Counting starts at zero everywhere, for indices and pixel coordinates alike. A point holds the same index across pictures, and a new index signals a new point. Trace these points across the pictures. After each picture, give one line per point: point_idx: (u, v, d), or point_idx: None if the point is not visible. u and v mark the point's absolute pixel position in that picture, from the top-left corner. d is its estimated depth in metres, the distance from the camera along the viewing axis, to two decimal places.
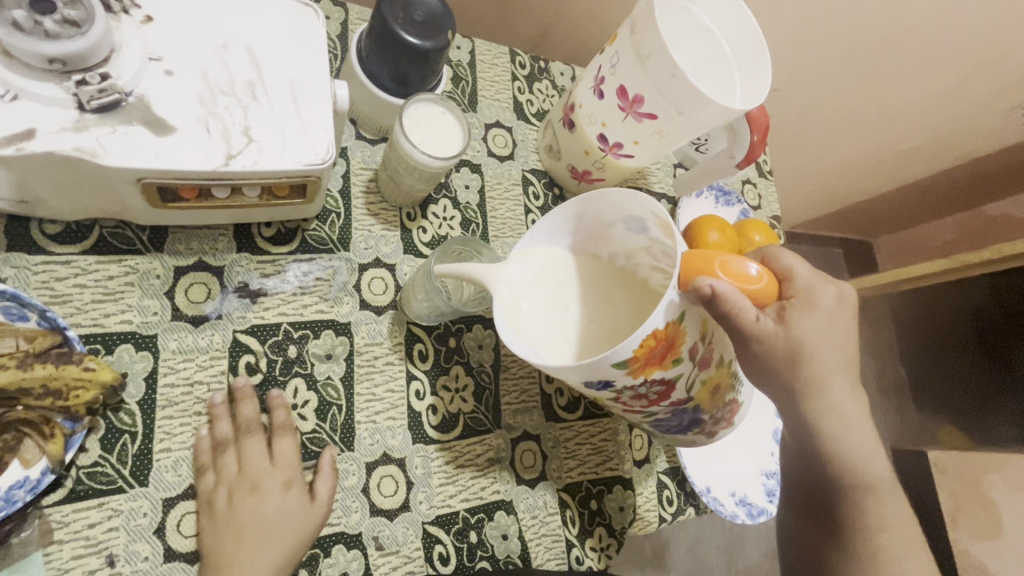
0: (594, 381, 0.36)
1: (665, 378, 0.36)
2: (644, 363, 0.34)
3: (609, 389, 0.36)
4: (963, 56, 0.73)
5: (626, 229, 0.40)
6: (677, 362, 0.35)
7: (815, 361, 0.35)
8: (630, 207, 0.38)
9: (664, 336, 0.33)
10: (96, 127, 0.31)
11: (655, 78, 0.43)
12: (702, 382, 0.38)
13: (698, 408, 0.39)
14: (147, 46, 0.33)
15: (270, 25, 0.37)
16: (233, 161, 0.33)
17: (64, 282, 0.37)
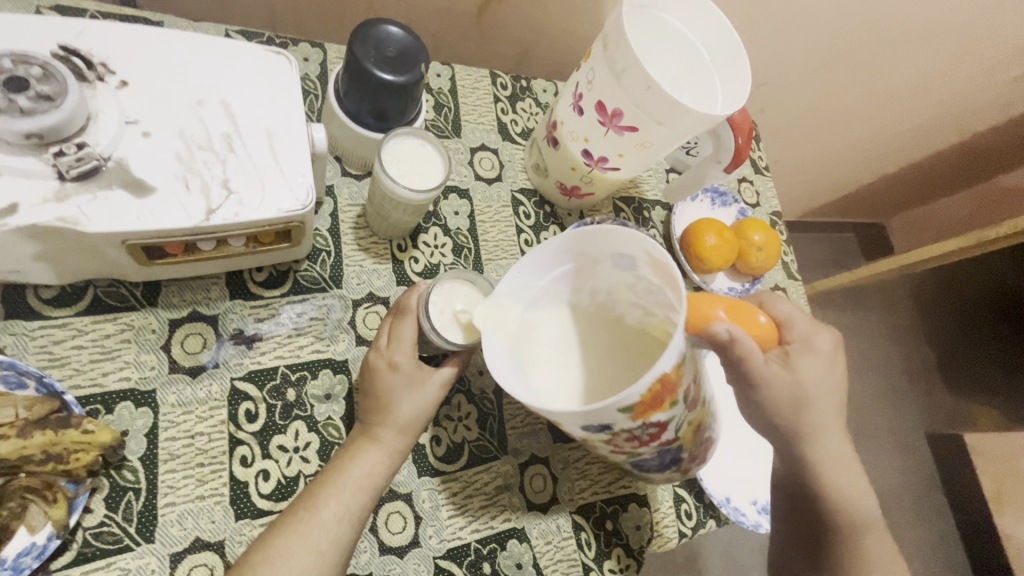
0: (591, 424, 0.35)
1: (662, 419, 0.35)
2: (648, 406, 0.33)
3: (608, 433, 0.35)
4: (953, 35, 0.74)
5: (614, 265, 0.40)
6: (674, 405, 0.35)
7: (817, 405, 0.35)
8: (621, 247, 0.38)
9: (668, 380, 0.33)
10: (77, 195, 0.31)
11: (630, 91, 0.43)
12: (689, 423, 0.37)
13: (682, 448, 0.39)
14: (123, 110, 0.34)
15: (243, 75, 0.38)
16: (214, 215, 0.34)
17: (61, 345, 0.38)
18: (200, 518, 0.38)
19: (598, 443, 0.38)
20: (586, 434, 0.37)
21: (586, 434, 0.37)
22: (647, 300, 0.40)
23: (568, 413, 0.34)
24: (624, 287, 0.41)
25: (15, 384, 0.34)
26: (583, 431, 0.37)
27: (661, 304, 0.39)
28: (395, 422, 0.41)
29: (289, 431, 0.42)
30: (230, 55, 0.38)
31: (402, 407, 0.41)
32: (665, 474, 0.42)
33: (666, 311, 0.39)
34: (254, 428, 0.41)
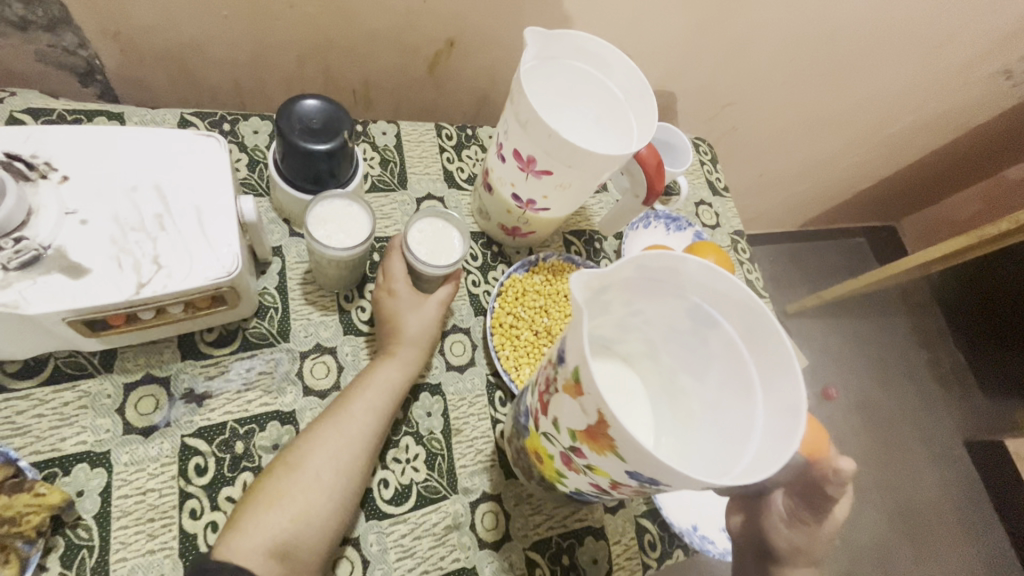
0: (642, 476, 0.33)
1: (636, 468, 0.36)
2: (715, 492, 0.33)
3: (628, 479, 0.35)
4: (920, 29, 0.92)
5: (687, 309, 0.41)
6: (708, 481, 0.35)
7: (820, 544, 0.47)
8: (721, 313, 0.40)
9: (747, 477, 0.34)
10: (19, 281, 0.35)
11: (537, 140, 0.46)
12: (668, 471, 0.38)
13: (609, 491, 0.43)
14: (64, 202, 0.38)
15: (177, 160, 0.42)
16: (144, 289, 0.37)
17: (24, 414, 0.42)
18: (150, 572, 0.40)
19: (595, 476, 0.38)
20: (602, 469, 0.36)
21: (600, 465, 0.36)
22: (666, 345, 0.45)
23: (653, 466, 0.31)
24: (664, 326, 0.43)
25: None
26: (609, 468, 0.35)
27: (686, 360, 0.44)
28: (406, 338, 0.50)
29: (236, 482, 0.44)
30: (163, 140, 0.42)
31: (410, 324, 0.51)
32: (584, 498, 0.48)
33: (695, 373, 0.44)
34: (204, 481, 0.44)
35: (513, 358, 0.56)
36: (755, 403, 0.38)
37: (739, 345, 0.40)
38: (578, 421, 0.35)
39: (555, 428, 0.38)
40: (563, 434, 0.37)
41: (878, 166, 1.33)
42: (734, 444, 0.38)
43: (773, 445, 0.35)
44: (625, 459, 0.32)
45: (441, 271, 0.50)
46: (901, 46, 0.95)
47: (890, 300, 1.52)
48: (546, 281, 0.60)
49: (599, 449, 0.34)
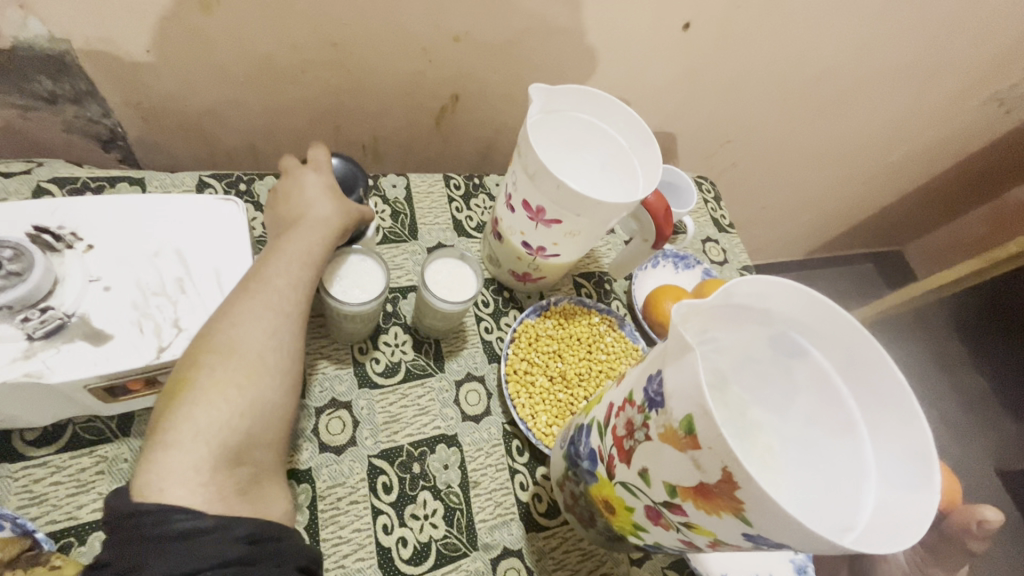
0: (764, 539, 0.30)
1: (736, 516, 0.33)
2: None
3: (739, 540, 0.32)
4: (908, 59, 0.94)
5: (770, 337, 0.39)
6: None
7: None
8: (813, 343, 0.38)
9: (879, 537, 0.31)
10: (43, 351, 0.35)
11: (546, 191, 0.47)
12: None
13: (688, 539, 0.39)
14: (88, 270, 0.39)
15: (197, 225, 0.43)
16: (165, 353, 0.38)
17: (41, 482, 0.41)
18: None
19: (692, 534, 0.34)
20: (704, 527, 0.33)
21: (703, 524, 0.33)
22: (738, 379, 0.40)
23: (787, 530, 0.28)
24: (736, 355, 0.40)
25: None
26: (718, 529, 0.32)
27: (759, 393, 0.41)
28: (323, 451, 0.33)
29: None
30: (184, 205, 0.43)
31: None
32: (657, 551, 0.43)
33: (769, 406, 0.40)
34: None
35: (529, 405, 0.55)
36: (861, 444, 0.36)
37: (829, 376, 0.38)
38: (684, 477, 0.31)
39: (645, 479, 0.35)
40: (656, 486, 0.34)
41: (877, 195, 1.35)
42: (835, 488, 0.36)
43: (893, 490, 0.34)
44: (750, 522, 0.29)
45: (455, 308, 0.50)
46: (891, 79, 0.98)
47: (903, 327, 1.51)
48: (559, 324, 0.60)
49: (710, 508, 0.31)
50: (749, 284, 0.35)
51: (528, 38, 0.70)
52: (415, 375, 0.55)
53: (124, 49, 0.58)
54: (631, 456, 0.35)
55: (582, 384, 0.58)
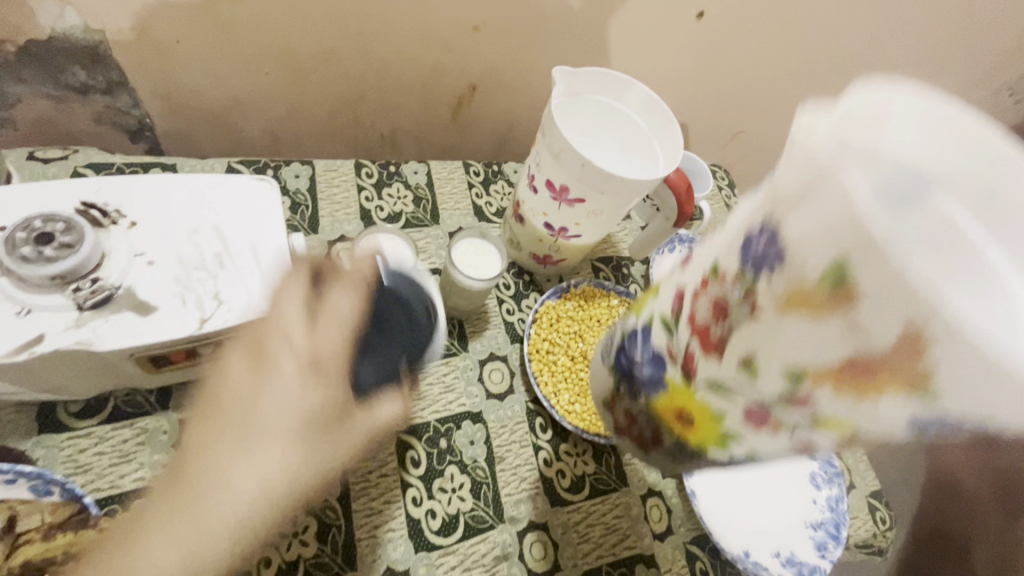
0: (940, 419, 0.23)
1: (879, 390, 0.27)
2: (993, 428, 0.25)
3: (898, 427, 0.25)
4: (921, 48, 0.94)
5: (913, 163, 0.22)
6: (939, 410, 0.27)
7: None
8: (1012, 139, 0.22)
9: None
10: (93, 321, 0.37)
11: (570, 170, 0.48)
12: None
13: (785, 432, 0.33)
14: (133, 246, 0.40)
15: (234, 203, 0.44)
16: (207, 324, 0.39)
17: (85, 453, 0.43)
18: None
19: (816, 432, 0.28)
20: (833, 419, 0.26)
21: (838, 415, 0.26)
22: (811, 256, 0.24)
23: (987, 393, 0.21)
24: (883, 172, 0.22)
25: (41, 491, 0.38)
26: (865, 417, 0.25)
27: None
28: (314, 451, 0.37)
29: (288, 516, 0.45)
30: (221, 183, 0.45)
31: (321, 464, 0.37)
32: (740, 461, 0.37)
33: (942, 256, 0.21)
34: None
35: (552, 383, 0.56)
36: None
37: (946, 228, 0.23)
38: (820, 353, 0.25)
39: (750, 371, 0.28)
40: (769, 374, 0.27)
41: None
42: None
43: None
44: (933, 397, 0.23)
45: (482, 285, 0.51)
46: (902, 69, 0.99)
47: None
48: (579, 306, 0.61)
49: (862, 389, 0.24)
50: (861, 95, 0.24)
51: (545, 27, 0.71)
52: (440, 354, 0.56)
53: (155, 39, 0.59)
54: (726, 349, 0.29)
55: None
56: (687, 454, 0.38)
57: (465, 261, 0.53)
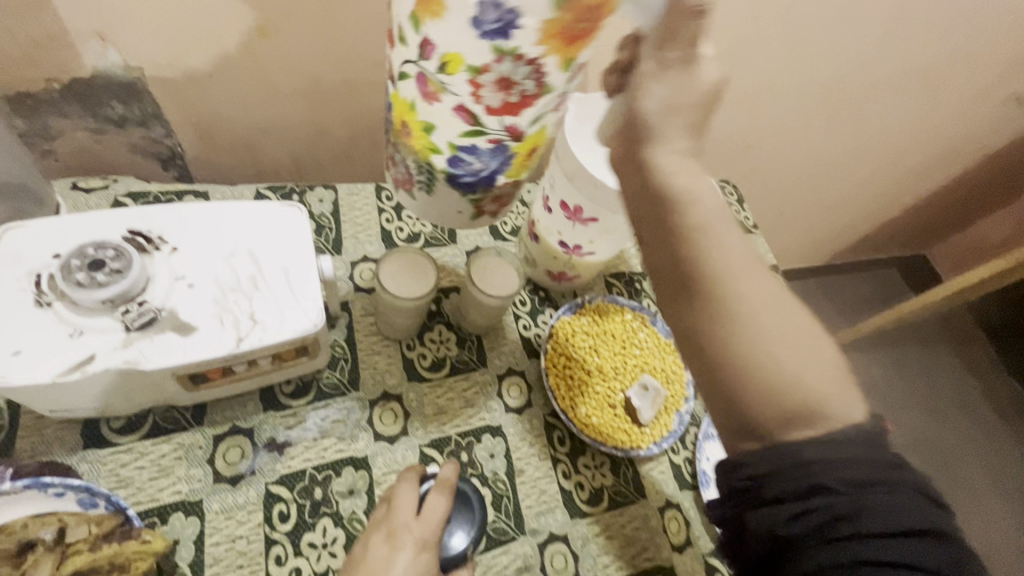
0: (492, 11, 0.29)
1: (573, 73, 0.34)
2: (566, 37, 0.30)
3: (499, 41, 0.30)
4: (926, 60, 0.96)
5: None
6: (569, 65, 0.33)
7: (665, 179, 0.32)
8: None
9: (589, 5, 0.29)
10: (139, 341, 0.39)
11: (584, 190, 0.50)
12: (549, 114, 0.36)
13: (505, 161, 0.39)
14: (174, 269, 0.43)
15: (265, 227, 0.47)
16: (243, 342, 0.41)
17: (127, 467, 0.45)
18: None
19: (452, 80, 0.33)
20: (458, 54, 0.32)
21: (449, 49, 0.32)
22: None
23: None
24: None
25: (88, 503, 0.40)
26: (461, 40, 0.31)
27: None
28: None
29: (318, 527, 0.46)
30: (254, 208, 0.47)
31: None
32: (471, 183, 0.40)
33: None
34: (287, 528, 0.46)
35: (570, 397, 0.58)
36: None
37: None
38: None
39: (415, 29, 0.32)
40: (407, 34, 0.33)
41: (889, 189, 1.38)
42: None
43: None
44: None
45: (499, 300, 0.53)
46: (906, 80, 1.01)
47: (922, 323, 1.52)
48: (594, 321, 0.63)
49: (436, 10, 0.30)
50: None
51: None
52: (460, 370, 0.58)
53: (187, 73, 0.63)
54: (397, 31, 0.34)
55: (618, 377, 0.60)
56: (433, 190, 0.42)
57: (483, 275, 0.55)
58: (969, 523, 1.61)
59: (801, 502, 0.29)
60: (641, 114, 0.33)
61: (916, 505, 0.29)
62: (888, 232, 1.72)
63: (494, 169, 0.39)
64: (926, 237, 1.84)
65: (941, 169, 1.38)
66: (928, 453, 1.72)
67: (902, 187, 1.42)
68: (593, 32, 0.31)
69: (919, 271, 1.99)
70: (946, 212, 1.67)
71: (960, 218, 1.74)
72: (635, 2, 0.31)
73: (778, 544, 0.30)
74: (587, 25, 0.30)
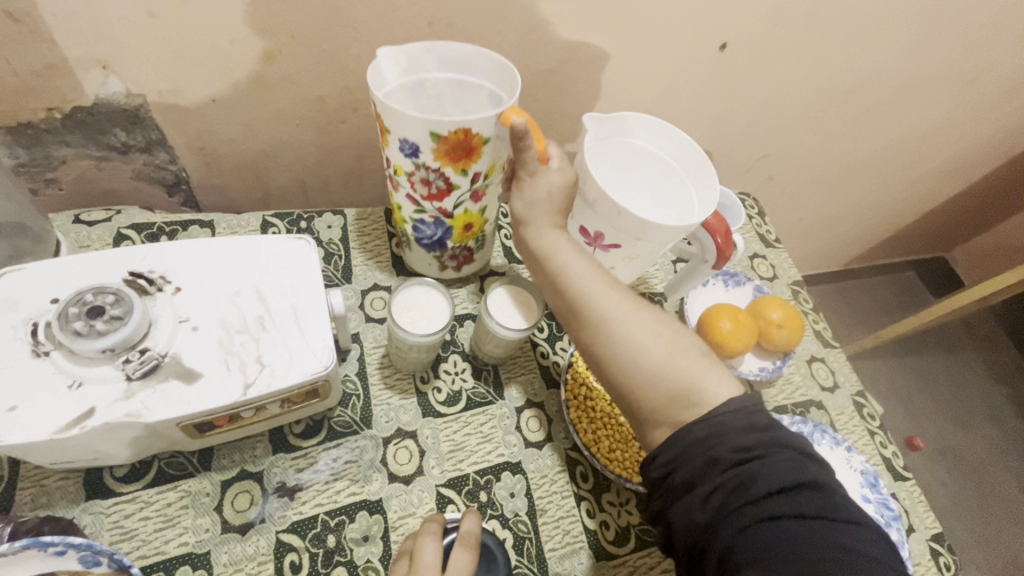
0: (409, 145, 0.46)
1: (472, 178, 0.50)
2: (451, 158, 0.47)
3: (413, 159, 0.47)
4: (949, 60, 0.93)
5: (441, 63, 0.57)
6: (464, 174, 0.49)
7: (537, 244, 0.46)
8: (486, 75, 0.57)
9: (465, 138, 0.45)
10: (141, 391, 0.37)
11: (605, 217, 0.48)
12: (466, 206, 0.52)
13: (447, 231, 0.55)
14: (177, 312, 0.41)
15: (272, 263, 0.45)
16: (250, 388, 0.39)
17: (131, 518, 0.43)
18: None
19: (400, 179, 0.51)
20: (398, 167, 0.49)
21: (395, 161, 0.49)
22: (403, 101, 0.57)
23: (403, 121, 0.45)
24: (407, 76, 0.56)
25: (91, 562, 0.38)
26: (395, 155, 0.49)
27: (437, 99, 0.60)
28: None
29: None
30: (260, 243, 0.45)
31: None
32: (427, 243, 0.57)
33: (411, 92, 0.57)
34: None
35: (592, 430, 0.55)
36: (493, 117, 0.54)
37: (480, 85, 0.58)
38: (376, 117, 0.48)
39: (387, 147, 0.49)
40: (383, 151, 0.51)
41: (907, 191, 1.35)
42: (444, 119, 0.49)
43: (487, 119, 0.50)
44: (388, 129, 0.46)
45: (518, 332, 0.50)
46: (928, 82, 0.97)
47: None
48: None
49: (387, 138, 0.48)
50: (443, 47, 0.56)
51: (567, 67, 0.71)
52: (476, 403, 0.55)
53: (191, 98, 0.61)
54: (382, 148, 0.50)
55: None
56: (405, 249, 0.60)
57: (501, 306, 0.52)
58: (997, 529, 1.58)
59: (704, 486, 0.36)
60: (511, 210, 0.48)
61: (788, 469, 0.36)
62: (906, 234, 1.68)
63: (439, 238, 0.56)
64: (945, 238, 1.80)
65: (962, 171, 1.34)
66: (951, 460, 1.68)
67: (921, 190, 1.38)
68: (474, 157, 0.47)
69: (937, 272, 1.95)
70: (966, 213, 1.63)
71: (980, 219, 1.70)
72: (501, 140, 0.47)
73: (702, 531, 0.36)
74: (465, 155, 0.47)
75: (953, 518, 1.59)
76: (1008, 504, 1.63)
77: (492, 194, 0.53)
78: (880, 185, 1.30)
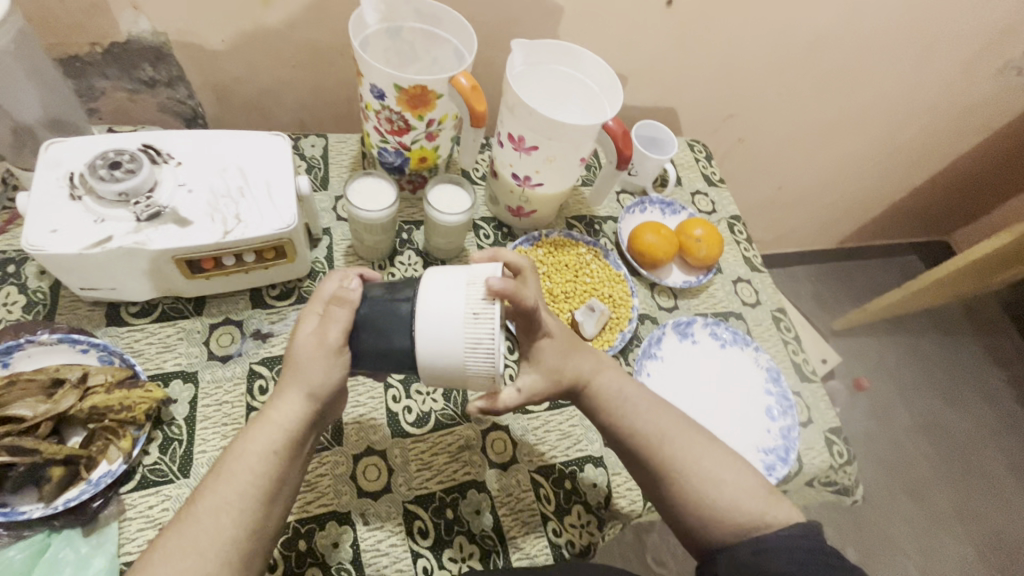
0: (378, 90, 0.56)
1: (428, 123, 0.60)
2: (409, 103, 0.57)
3: (379, 101, 0.58)
4: (902, 17, 0.98)
5: (419, 16, 0.61)
6: (420, 119, 0.59)
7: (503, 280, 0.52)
8: (453, 35, 0.62)
9: (421, 92, 0.56)
10: (147, 228, 0.49)
11: (523, 119, 0.58)
12: (420, 144, 0.62)
13: (406, 160, 0.65)
14: (177, 178, 0.52)
15: (254, 149, 0.56)
16: (229, 234, 0.51)
17: (138, 342, 0.55)
18: None
19: (369, 114, 0.60)
20: (369, 104, 0.59)
21: (366, 99, 0.59)
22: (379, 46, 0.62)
23: (375, 72, 0.55)
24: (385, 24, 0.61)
25: (106, 360, 0.51)
26: (366, 93, 0.58)
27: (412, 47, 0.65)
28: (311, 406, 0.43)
29: None
30: (245, 135, 0.57)
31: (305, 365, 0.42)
32: (390, 169, 0.67)
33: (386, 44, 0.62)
34: (265, 398, 0.55)
35: None
36: None
37: (448, 41, 0.62)
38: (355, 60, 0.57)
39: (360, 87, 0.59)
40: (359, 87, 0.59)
41: (886, 159, 1.39)
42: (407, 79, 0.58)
43: None
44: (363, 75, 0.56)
45: (451, 219, 0.61)
46: (885, 40, 1.03)
47: None
48: (549, 253, 0.70)
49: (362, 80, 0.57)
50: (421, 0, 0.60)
51: (526, 19, 0.81)
52: None
53: (204, 39, 0.74)
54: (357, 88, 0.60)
55: (567, 300, 0.68)
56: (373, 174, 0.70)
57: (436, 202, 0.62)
58: (985, 503, 1.57)
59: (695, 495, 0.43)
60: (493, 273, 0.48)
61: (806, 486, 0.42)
62: (898, 212, 1.71)
63: (398, 166, 0.66)
64: (942, 219, 1.81)
65: (943, 141, 1.37)
66: (942, 436, 1.66)
67: (903, 160, 1.41)
68: (429, 106, 0.58)
69: (938, 254, 1.94)
70: (959, 190, 1.64)
71: (976, 198, 1.70)
72: (452, 98, 0.57)
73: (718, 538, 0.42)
74: (422, 103, 0.57)
75: (938, 491, 1.56)
76: (999, 482, 1.61)
77: (445, 137, 0.63)
78: (858, 152, 1.34)
